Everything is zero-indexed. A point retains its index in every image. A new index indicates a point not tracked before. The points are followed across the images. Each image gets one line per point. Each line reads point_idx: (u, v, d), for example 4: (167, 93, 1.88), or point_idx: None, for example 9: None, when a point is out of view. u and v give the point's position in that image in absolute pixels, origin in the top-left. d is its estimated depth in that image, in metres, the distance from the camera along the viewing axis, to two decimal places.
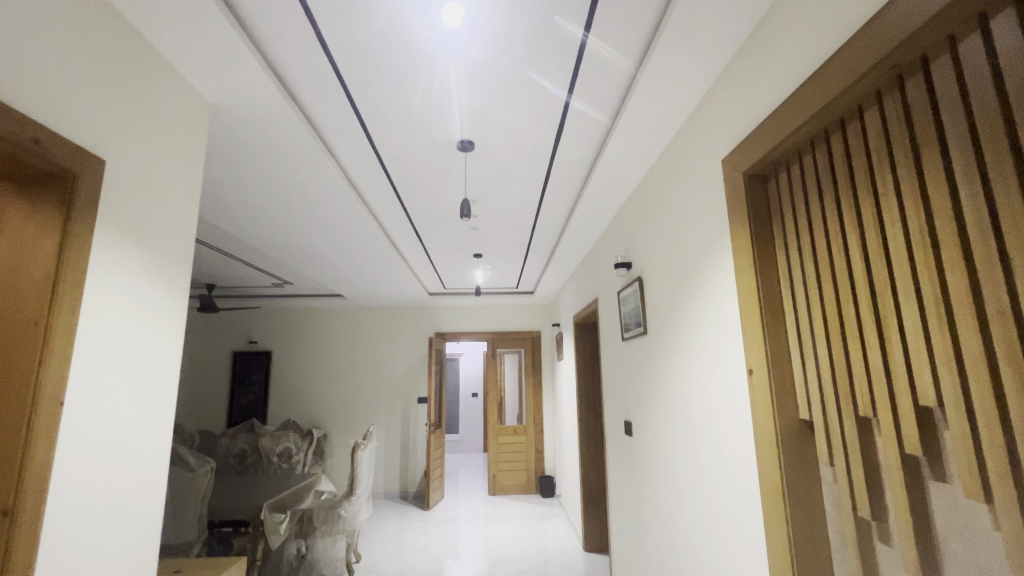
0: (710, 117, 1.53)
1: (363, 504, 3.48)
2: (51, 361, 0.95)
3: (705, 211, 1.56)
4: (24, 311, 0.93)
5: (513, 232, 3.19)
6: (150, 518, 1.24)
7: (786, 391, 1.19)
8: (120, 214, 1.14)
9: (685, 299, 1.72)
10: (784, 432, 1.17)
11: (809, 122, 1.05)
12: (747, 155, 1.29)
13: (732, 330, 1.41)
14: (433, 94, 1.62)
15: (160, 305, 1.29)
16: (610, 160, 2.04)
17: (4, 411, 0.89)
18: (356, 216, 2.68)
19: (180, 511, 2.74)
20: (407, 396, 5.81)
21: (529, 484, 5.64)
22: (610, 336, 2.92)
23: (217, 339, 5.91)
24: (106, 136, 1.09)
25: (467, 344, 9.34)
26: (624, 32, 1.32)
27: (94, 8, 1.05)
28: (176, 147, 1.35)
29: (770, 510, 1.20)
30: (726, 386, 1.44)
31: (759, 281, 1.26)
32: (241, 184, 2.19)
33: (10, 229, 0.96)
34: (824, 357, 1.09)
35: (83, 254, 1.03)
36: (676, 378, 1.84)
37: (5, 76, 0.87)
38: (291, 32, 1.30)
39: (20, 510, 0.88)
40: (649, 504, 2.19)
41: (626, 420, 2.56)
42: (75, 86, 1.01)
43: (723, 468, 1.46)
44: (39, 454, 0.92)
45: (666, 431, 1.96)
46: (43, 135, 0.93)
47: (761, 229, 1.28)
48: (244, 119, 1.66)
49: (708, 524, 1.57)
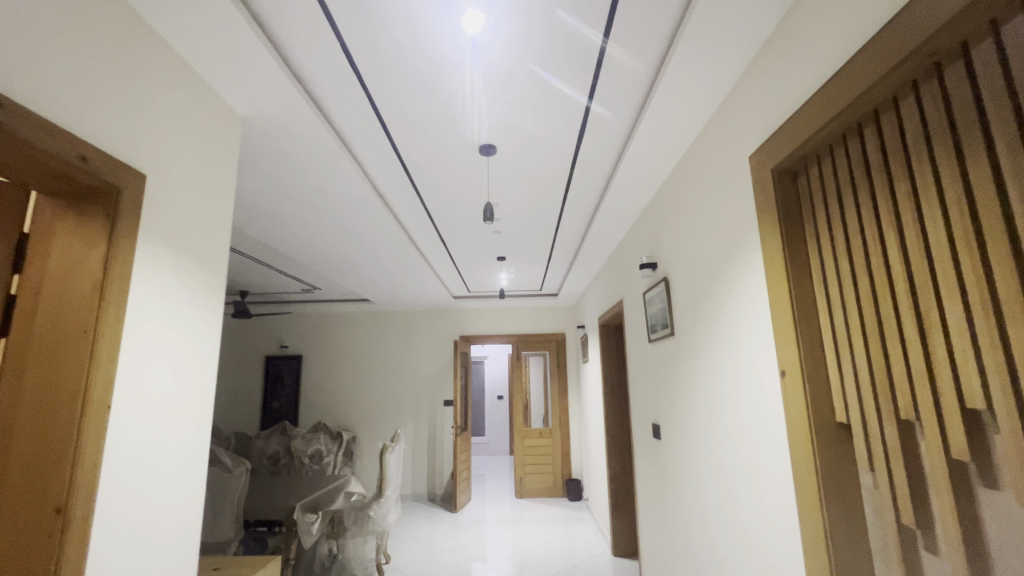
0: (736, 113, 1.49)
1: (392, 506, 3.52)
2: (100, 366, 0.99)
3: (732, 209, 1.54)
4: (77, 320, 0.98)
5: (537, 234, 3.19)
6: (190, 520, 1.28)
7: (822, 394, 1.15)
8: (160, 223, 1.19)
9: (714, 300, 1.69)
10: (821, 436, 1.13)
11: (840, 117, 1.02)
12: (775, 152, 1.25)
13: (763, 330, 1.37)
14: (453, 99, 1.64)
15: (198, 311, 1.34)
16: (633, 160, 2.02)
17: (59, 413, 0.95)
18: (381, 222, 2.73)
19: (219, 510, 2.84)
20: (433, 398, 5.87)
21: (556, 487, 5.61)
22: (636, 339, 2.89)
23: (251, 343, 6.10)
24: (144, 149, 1.15)
25: (492, 347, 9.38)
26: (645, 33, 1.31)
27: (129, 28, 1.11)
28: (208, 158, 1.40)
29: (807, 517, 1.16)
30: (758, 388, 1.40)
31: (790, 280, 1.22)
32: (272, 192, 2.26)
33: (61, 242, 1.03)
34: (861, 359, 1.05)
35: (127, 261, 1.08)
36: (705, 380, 1.81)
37: (60, 100, 0.93)
38: (317, 44, 1.34)
39: (73, 506, 0.93)
40: (679, 509, 2.15)
41: (654, 422, 2.52)
42: (115, 104, 1.06)
43: (755, 470, 1.43)
44: (89, 455, 0.96)
45: (696, 434, 1.92)
46: (90, 153, 0.98)
47: (791, 226, 1.25)
48: (274, 130, 1.71)
49: (741, 529, 1.53)
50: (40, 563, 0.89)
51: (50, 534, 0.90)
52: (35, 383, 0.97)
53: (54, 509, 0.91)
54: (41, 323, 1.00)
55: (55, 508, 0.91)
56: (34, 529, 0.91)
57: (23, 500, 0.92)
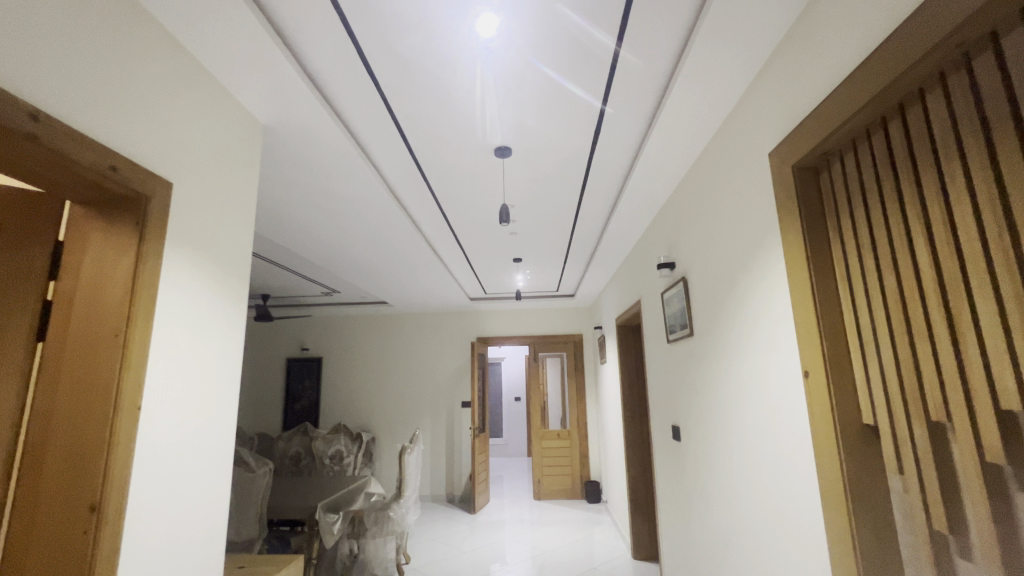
0: (754, 110, 1.48)
1: (411, 507, 3.55)
2: (130, 369, 1.02)
3: (751, 207, 1.51)
4: (109, 324, 1.02)
5: (553, 236, 3.19)
6: (215, 519, 1.31)
7: (848, 396, 1.12)
8: (187, 231, 1.23)
9: (734, 301, 1.67)
10: (847, 439, 1.11)
11: (863, 112, 0.99)
12: (796, 148, 1.23)
13: (785, 330, 1.35)
14: (469, 104, 1.66)
15: (224, 315, 1.38)
16: (650, 159, 2.00)
17: (94, 413, 0.98)
18: (399, 225, 2.76)
19: (243, 510, 2.90)
20: (451, 400, 5.90)
21: (575, 489, 5.57)
22: (654, 340, 2.86)
23: (273, 346, 6.22)
24: (170, 158, 1.18)
25: (509, 348, 9.40)
26: (660, 32, 1.31)
27: (153, 39, 1.14)
28: (231, 166, 1.44)
29: (833, 520, 1.13)
30: (780, 388, 1.38)
31: (813, 279, 1.20)
32: (293, 198, 2.31)
33: (94, 250, 1.07)
34: (888, 359, 1.02)
35: (156, 266, 1.11)
36: (726, 382, 1.77)
37: (89, 111, 0.96)
38: (334, 52, 1.37)
39: (106, 504, 0.96)
40: (701, 512, 2.11)
41: (674, 424, 2.49)
42: (141, 114, 1.10)
43: (778, 473, 1.40)
44: (121, 454, 1.00)
45: (718, 437, 1.89)
46: (119, 162, 1.01)
47: (813, 224, 1.22)
48: (294, 137, 1.75)
49: (764, 533, 1.50)
50: (76, 560, 0.93)
51: (85, 531, 0.94)
52: (70, 384, 1.01)
53: (89, 507, 0.94)
54: (74, 327, 1.04)
55: (90, 505, 0.94)
56: (71, 526, 0.94)
57: (60, 497, 0.96)
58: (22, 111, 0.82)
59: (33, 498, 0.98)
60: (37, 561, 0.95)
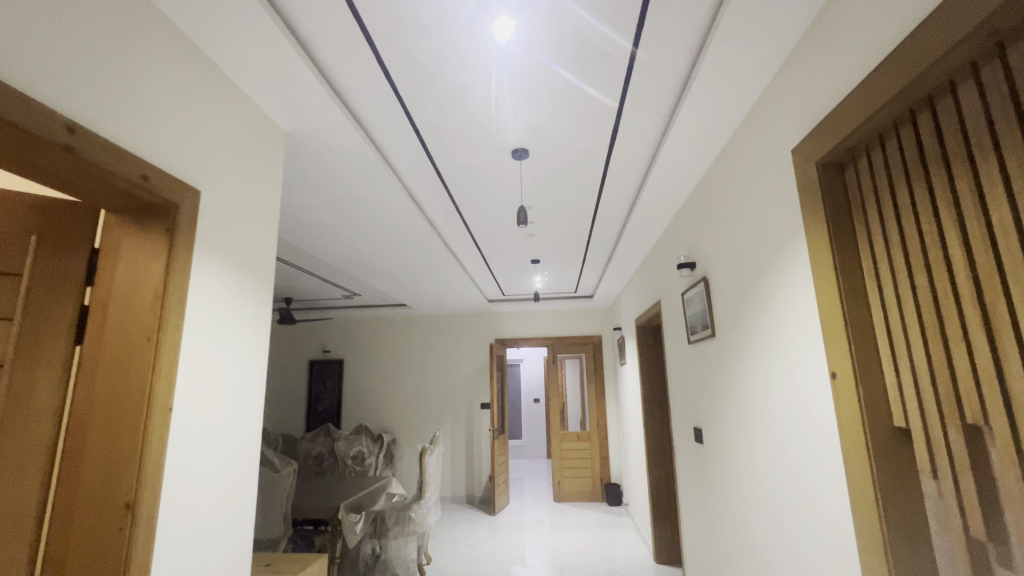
0: (776, 106, 1.45)
1: (432, 507, 3.58)
2: (162, 371, 1.06)
3: (774, 205, 1.49)
4: (143, 328, 1.06)
5: (571, 236, 3.18)
6: (242, 517, 1.34)
7: (878, 397, 1.09)
8: (214, 236, 1.27)
9: (757, 300, 1.64)
10: (877, 442, 1.07)
11: (890, 105, 0.96)
12: (820, 143, 1.20)
13: (810, 330, 1.32)
14: (486, 106, 1.67)
15: (250, 319, 1.42)
16: (669, 157, 1.98)
17: (129, 413, 1.02)
18: (418, 228, 2.79)
19: (269, 509, 2.97)
20: (471, 401, 5.92)
21: (595, 492, 5.53)
22: (675, 341, 2.82)
23: (296, 348, 6.33)
24: (197, 167, 1.22)
25: (528, 350, 9.40)
26: (678, 29, 1.30)
27: (180, 51, 1.18)
28: (255, 173, 1.48)
29: (863, 525, 1.10)
30: (806, 389, 1.35)
31: (839, 277, 1.17)
32: (315, 203, 2.36)
33: (128, 257, 1.11)
34: (920, 359, 0.99)
35: (186, 270, 1.15)
36: (750, 384, 1.74)
37: (121, 123, 1.00)
38: (354, 59, 1.40)
39: (141, 503, 0.99)
40: (725, 516, 2.08)
41: (696, 426, 2.45)
42: (169, 125, 1.13)
43: (806, 477, 1.37)
44: (155, 453, 1.03)
45: (742, 439, 1.85)
46: (151, 172, 1.05)
47: (839, 221, 1.19)
48: (315, 143, 1.79)
49: (791, 537, 1.47)
50: (113, 555, 0.96)
51: (121, 529, 0.97)
52: (106, 386, 1.05)
53: (125, 504, 0.98)
54: (110, 331, 1.08)
55: (126, 503, 0.98)
56: (108, 523, 0.98)
57: (97, 494, 1.00)
58: (58, 124, 0.85)
59: (72, 496, 1.02)
60: (75, 558, 0.99)
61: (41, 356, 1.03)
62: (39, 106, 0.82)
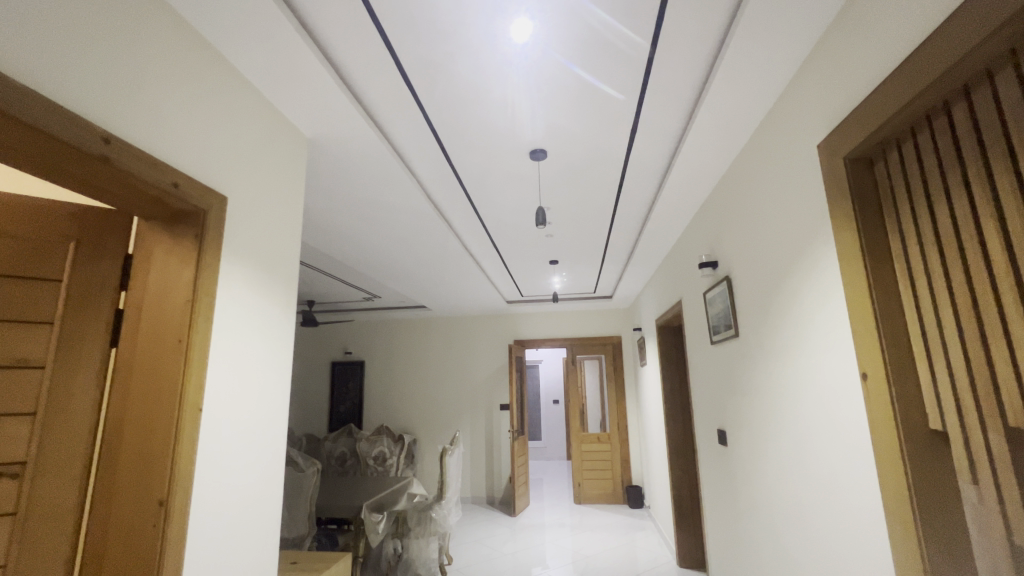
0: (801, 100, 1.42)
1: (452, 508, 3.60)
2: (193, 372, 1.09)
3: (799, 201, 1.45)
4: (174, 330, 1.09)
5: (590, 237, 3.16)
6: (268, 515, 1.37)
7: (911, 398, 1.06)
8: (241, 241, 1.31)
9: (782, 300, 1.60)
10: (911, 444, 1.04)
11: (923, 97, 0.93)
12: (847, 137, 1.17)
13: (839, 329, 1.28)
14: (503, 108, 1.67)
15: (276, 321, 1.45)
16: (689, 155, 1.96)
17: (162, 413, 1.05)
18: (437, 230, 2.81)
19: (294, 507, 3.03)
20: (490, 402, 5.94)
21: (616, 494, 5.47)
22: (697, 342, 2.77)
23: (318, 350, 6.44)
24: (224, 174, 1.26)
25: (546, 351, 9.39)
26: (698, 24, 1.28)
27: (206, 61, 1.22)
28: (279, 178, 1.51)
29: (898, 530, 1.07)
30: (835, 390, 1.31)
31: (870, 275, 1.13)
32: (336, 207, 2.40)
33: (159, 261, 1.15)
34: (957, 359, 0.95)
35: (214, 274, 1.18)
36: (776, 385, 1.70)
37: (152, 133, 1.03)
38: (373, 64, 1.42)
39: (173, 501, 1.02)
40: (751, 520, 2.03)
41: (719, 428, 2.41)
42: (197, 134, 1.17)
43: (836, 480, 1.33)
44: (186, 450, 1.06)
45: (767, 441, 1.81)
46: (181, 179, 1.09)
47: (869, 218, 1.15)
48: (337, 148, 1.82)
49: (821, 542, 1.43)
50: (148, 549, 0.99)
51: (155, 525, 1.00)
52: (140, 387, 1.09)
53: (158, 501, 1.01)
54: (143, 334, 1.12)
55: (160, 499, 1.01)
56: (143, 519, 1.01)
57: (133, 491, 1.04)
58: (96, 135, 0.89)
59: (110, 492, 1.06)
60: (111, 554, 1.02)
61: (80, 358, 1.08)
62: (76, 117, 0.86)
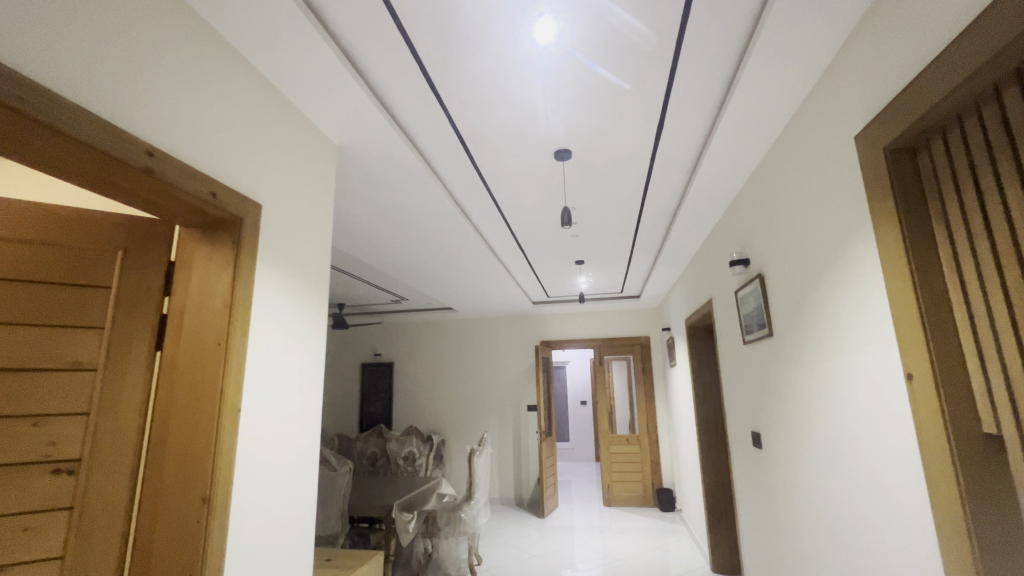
0: (837, 90, 1.37)
1: (482, 509, 3.61)
2: (232, 373, 1.13)
3: (836, 196, 1.40)
4: (213, 334, 1.13)
5: (616, 236, 3.13)
6: (304, 514, 1.40)
7: (963, 402, 1.00)
8: (275, 247, 1.35)
9: (819, 298, 1.55)
10: (962, 449, 0.99)
11: (970, 81, 0.88)
12: (887, 128, 1.12)
13: (882, 328, 1.23)
14: (527, 109, 1.66)
15: (309, 325, 1.49)
16: (718, 151, 1.91)
17: (203, 414, 1.09)
18: (462, 233, 2.83)
19: (327, 505, 3.11)
20: (518, 403, 5.94)
21: (646, 497, 5.39)
22: (729, 342, 2.70)
23: (348, 351, 6.57)
24: (258, 184, 1.30)
25: (573, 352, 9.34)
26: (727, 15, 1.25)
27: (240, 75, 1.27)
28: (310, 185, 1.56)
29: (951, 540, 1.01)
30: (878, 393, 1.26)
31: (915, 273, 1.08)
32: (365, 212, 2.45)
33: (198, 268, 1.19)
34: (1013, 359, 0.89)
35: (250, 280, 1.22)
36: (814, 387, 1.64)
37: (192, 146, 1.08)
38: (399, 70, 1.44)
39: (215, 498, 1.06)
40: (789, 526, 1.97)
41: (753, 430, 2.34)
42: (232, 146, 1.21)
43: (881, 485, 1.27)
44: (226, 450, 1.10)
45: (805, 443, 1.75)
46: (219, 190, 1.13)
47: (912, 213, 1.10)
48: (365, 154, 1.86)
49: (865, 547, 1.37)
50: (193, 544, 1.04)
51: (199, 521, 1.04)
52: (181, 389, 1.14)
53: (201, 499, 1.05)
54: (185, 338, 1.16)
55: (203, 496, 1.05)
56: (187, 516, 1.05)
57: (177, 490, 1.08)
58: (140, 150, 0.94)
59: (155, 490, 1.11)
60: (158, 549, 1.07)
61: (127, 361, 1.14)
62: (122, 133, 0.91)
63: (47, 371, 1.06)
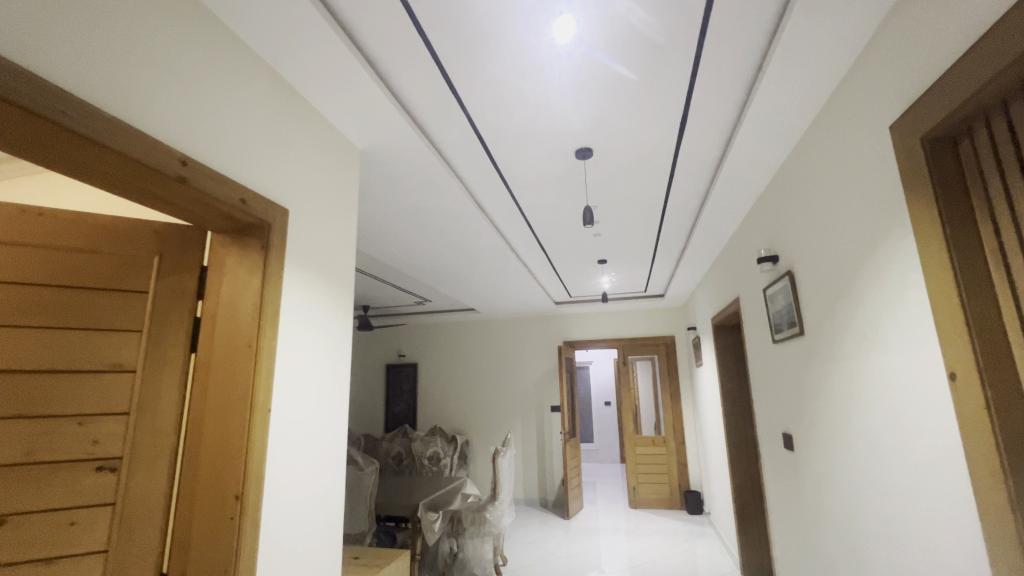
0: (870, 78, 1.32)
1: (506, 509, 3.62)
2: (262, 374, 1.16)
3: (871, 187, 1.35)
4: (244, 336, 1.17)
5: (639, 235, 3.09)
6: (333, 513, 1.43)
7: (1014, 402, 0.95)
8: (302, 251, 1.38)
9: (853, 294, 1.50)
10: (1013, 453, 0.93)
11: (1016, 64, 0.84)
12: (923, 116, 1.08)
13: (922, 325, 1.17)
14: (547, 108, 1.66)
15: (336, 327, 1.52)
16: (744, 144, 1.87)
17: (235, 414, 1.13)
18: (483, 233, 2.84)
19: (354, 505, 3.16)
20: (541, 404, 5.93)
21: (673, 499, 5.30)
22: (758, 340, 2.64)
23: (373, 353, 6.67)
24: (285, 189, 1.33)
25: (597, 352, 9.24)
26: (750, 6, 1.22)
27: (266, 83, 1.30)
28: (334, 189, 1.58)
29: (1000, 548, 0.96)
30: (919, 393, 1.20)
31: (958, 267, 1.03)
32: (388, 214, 2.48)
33: (229, 272, 1.23)
34: None
35: (278, 283, 1.24)
36: (849, 386, 1.58)
37: (222, 154, 1.12)
38: (420, 73, 1.46)
39: (248, 496, 1.09)
40: (824, 530, 1.90)
41: (785, 431, 2.28)
42: (260, 152, 1.25)
43: (923, 489, 1.22)
44: (257, 449, 1.13)
45: (841, 445, 1.69)
46: (248, 196, 1.17)
47: (954, 205, 1.05)
48: (387, 157, 1.89)
49: (907, 553, 1.31)
50: (226, 541, 1.07)
51: (232, 519, 1.07)
52: (214, 390, 1.17)
53: (234, 497, 1.08)
54: (216, 340, 1.20)
55: (236, 494, 1.08)
56: (221, 514, 1.09)
57: (210, 489, 1.11)
58: (174, 158, 0.97)
59: (191, 487, 1.15)
60: (194, 546, 1.10)
61: (163, 363, 1.18)
62: (156, 143, 0.94)
63: (91, 373, 1.12)
